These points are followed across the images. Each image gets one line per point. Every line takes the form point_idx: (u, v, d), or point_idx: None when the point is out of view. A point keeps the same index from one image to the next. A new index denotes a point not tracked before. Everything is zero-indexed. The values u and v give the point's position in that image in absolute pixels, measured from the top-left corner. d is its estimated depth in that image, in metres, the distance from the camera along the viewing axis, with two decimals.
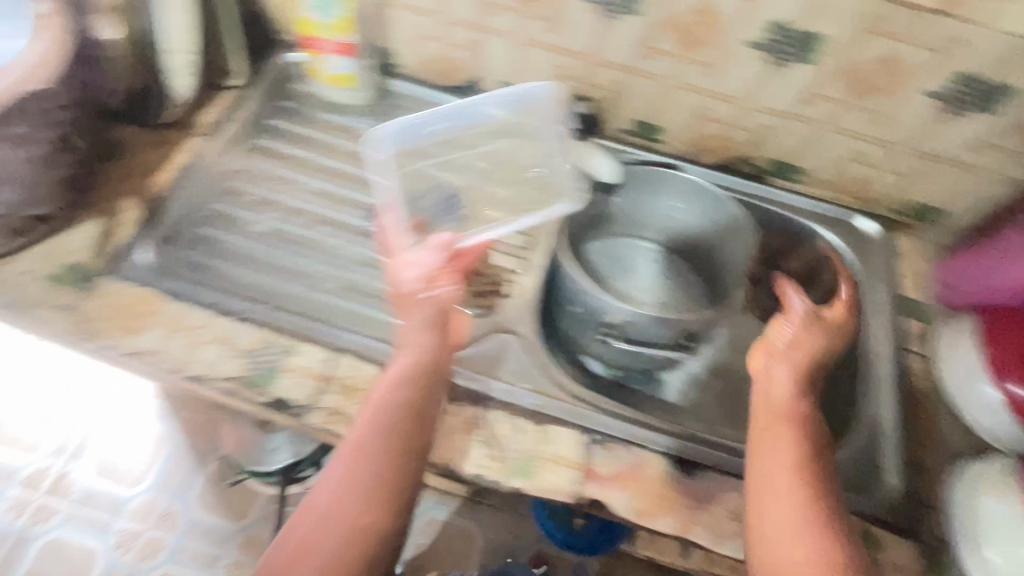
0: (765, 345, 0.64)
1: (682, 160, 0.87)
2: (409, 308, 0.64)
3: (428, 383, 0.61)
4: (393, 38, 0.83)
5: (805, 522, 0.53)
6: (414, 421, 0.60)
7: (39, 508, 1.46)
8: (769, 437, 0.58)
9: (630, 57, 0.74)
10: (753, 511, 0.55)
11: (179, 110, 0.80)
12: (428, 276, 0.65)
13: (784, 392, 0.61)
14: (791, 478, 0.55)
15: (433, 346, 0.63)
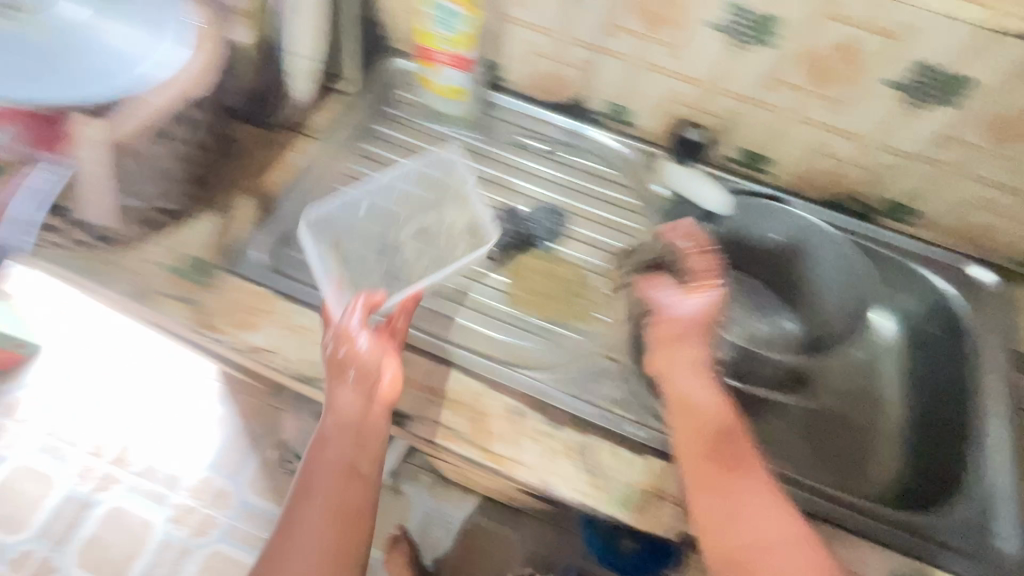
0: (670, 353, 0.62)
1: (788, 193, 0.84)
2: (352, 368, 0.62)
3: (369, 400, 0.62)
4: (506, 52, 0.83)
5: (774, 525, 0.53)
6: (368, 442, 0.62)
7: (104, 476, 1.54)
8: (695, 445, 0.57)
9: (755, 88, 0.72)
10: (703, 517, 0.54)
11: (294, 112, 0.83)
12: (343, 333, 0.63)
13: (707, 393, 0.59)
14: (735, 485, 0.55)
15: (370, 378, 0.62)
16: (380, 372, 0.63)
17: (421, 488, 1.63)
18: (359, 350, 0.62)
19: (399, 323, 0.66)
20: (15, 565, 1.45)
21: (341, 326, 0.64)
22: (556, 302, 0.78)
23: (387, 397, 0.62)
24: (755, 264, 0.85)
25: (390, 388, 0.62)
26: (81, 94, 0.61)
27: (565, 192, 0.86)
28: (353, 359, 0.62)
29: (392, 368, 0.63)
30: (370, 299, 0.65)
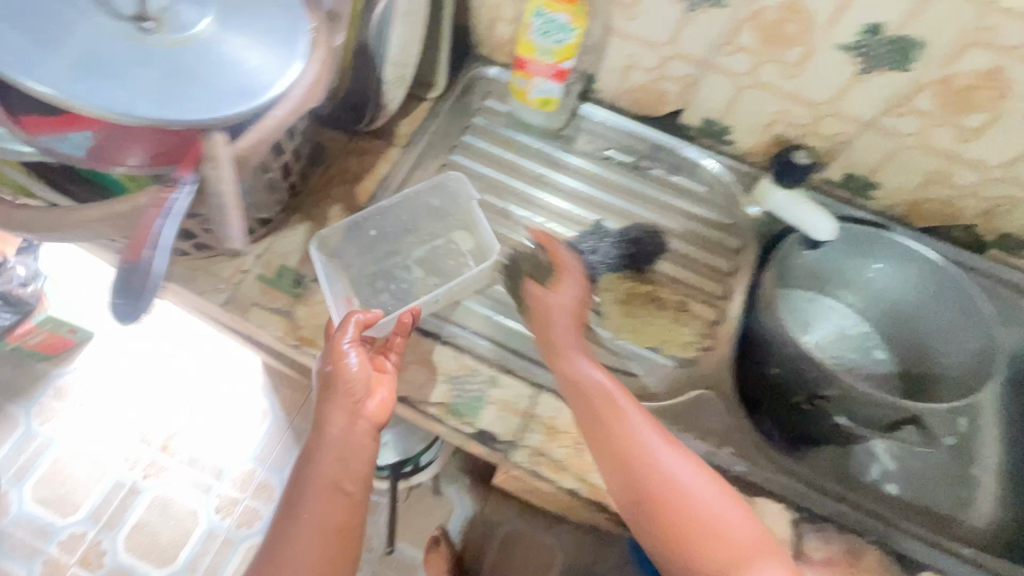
0: (553, 329, 0.67)
1: (891, 221, 0.82)
2: (340, 389, 0.61)
3: (355, 419, 0.61)
4: (603, 65, 0.80)
5: (646, 439, 0.60)
6: (356, 462, 0.60)
7: (151, 463, 1.49)
8: (608, 418, 0.61)
9: (874, 114, 0.69)
10: (652, 485, 0.59)
11: (383, 120, 0.81)
12: (335, 351, 0.62)
13: (594, 371, 0.64)
14: (616, 437, 0.60)
15: (357, 398, 0.61)
16: (367, 396, 0.62)
17: (461, 490, 1.58)
18: (350, 372, 0.61)
19: (399, 341, 0.66)
20: (65, 547, 1.40)
21: (334, 343, 0.62)
22: (655, 328, 0.74)
23: (374, 418, 0.62)
24: (851, 291, 0.84)
25: (376, 411, 0.62)
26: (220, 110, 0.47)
27: (655, 210, 0.84)
28: (339, 378, 0.61)
29: (383, 391, 0.62)
30: (364, 317, 0.64)
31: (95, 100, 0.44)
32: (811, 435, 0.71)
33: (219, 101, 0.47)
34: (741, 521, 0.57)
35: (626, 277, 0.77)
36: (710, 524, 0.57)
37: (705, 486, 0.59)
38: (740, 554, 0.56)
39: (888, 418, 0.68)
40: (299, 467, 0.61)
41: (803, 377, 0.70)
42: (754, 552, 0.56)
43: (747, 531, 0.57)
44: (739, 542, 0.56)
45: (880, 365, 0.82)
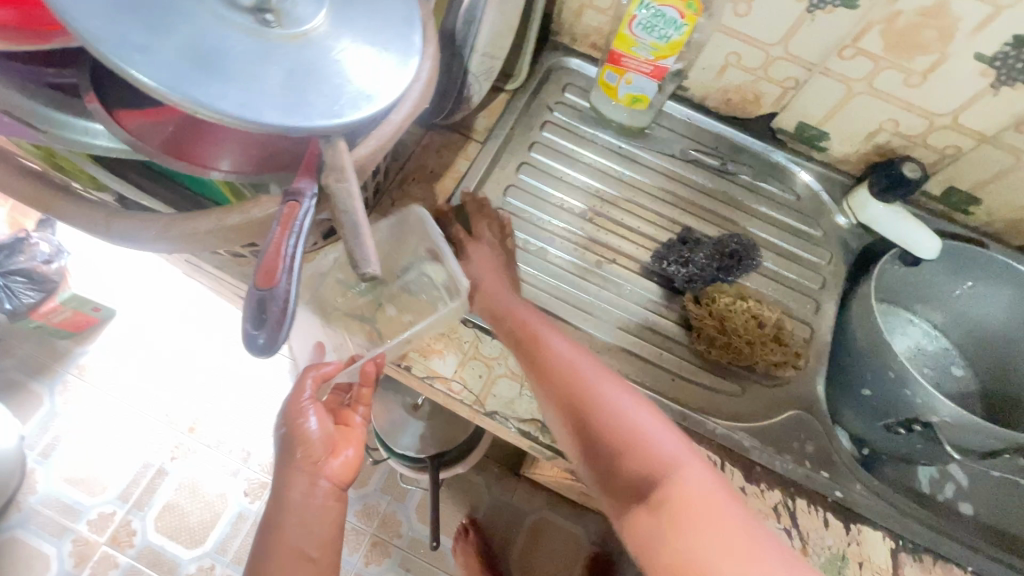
0: (486, 268, 0.67)
1: (987, 237, 0.78)
2: (301, 451, 0.59)
3: (315, 481, 0.58)
4: (697, 62, 0.76)
5: (563, 352, 0.59)
6: (319, 525, 0.58)
7: (179, 445, 1.38)
8: (529, 340, 0.61)
9: (996, 129, 0.65)
10: (584, 398, 0.56)
11: (464, 113, 0.76)
12: (293, 410, 0.61)
13: (511, 297, 0.64)
14: (538, 352, 0.59)
15: (319, 458, 0.59)
16: (329, 455, 0.60)
17: (489, 479, 1.42)
18: (310, 433, 0.60)
19: (365, 393, 0.65)
20: (95, 527, 1.30)
21: (292, 402, 0.61)
22: (751, 348, 0.69)
23: (338, 478, 0.60)
24: (937, 309, 0.81)
25: (340, 469, 0.60)
26: (323, 115, 0.42)
27: (741, 216, 0.79)
28: (299, 440, 0.60)
29: (349, 450, 0.61)
30: (320, 372, 0.62)
31: (213, 104, 0.39)
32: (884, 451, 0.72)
33: (344, 105, 0.42)
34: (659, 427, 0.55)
35: (720, 290, 0.72)
36: (625, 430, 0.54)
37: (621, 396, 0.56)
38: (658, 459, 0.52)
39: (993, 449, 0.64)
40: (260, 539, 0.58)
41: (903, 404, 0.67)
42: (674, 460, 0.52)
43: (669, 442, 0.54)
44: (658, 449, 0.53)
45: (961, 382, 0.80)
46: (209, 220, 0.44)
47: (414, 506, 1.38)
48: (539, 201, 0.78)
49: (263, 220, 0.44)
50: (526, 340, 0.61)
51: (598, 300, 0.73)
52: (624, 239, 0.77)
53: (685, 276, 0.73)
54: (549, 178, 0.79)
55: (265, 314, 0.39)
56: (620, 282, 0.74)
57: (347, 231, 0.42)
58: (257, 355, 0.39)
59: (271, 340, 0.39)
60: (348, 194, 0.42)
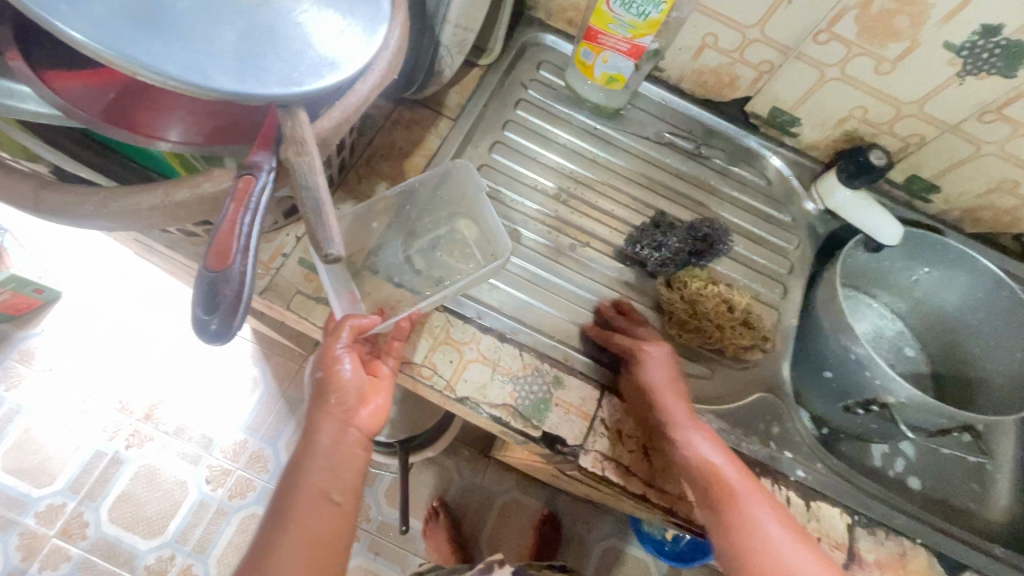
0: (666, 402, 0.62)
1: (943, 224, 0.81)
2: (333, 397, 0.55)
3: (346, 430, 0.55)
4: (674, 42, 0.75)
5: (765, 524, 0.56)
6: (346, 471, 0.55)
7: (134, 432, 1.31)
8: (719, 496, 0.57)
9: (960, 118, 0.67)
10: (779, 571, 0.55)
11: (434, 87, 0.73)
12: (327, 356, 0.55)
13: (698, 442, 0.60)
14: (728, 511, 0.57)
15: (351, 406, 0.56)
16: (361, 404, 0.56)
17: (460, 461, 1.41)
18: (344, 379, 0.55)
19: (397, 347, 0.60)
20: (43, 520, 1.23)
21: (326, 348, 0.55)
22: (721, 331, 0.69)
23: (368, 428, 0.57)
24: (894, 294, 0.84)
25: (371, 419, 0.57)
26: (282, 82, 0.38)
27: (715, 200, 0.79)
28: (332, 386, 0.55)
29: (380, 399, 0.57)
30: (359, 324, 0.57)
31: (155, 63, 0.35)
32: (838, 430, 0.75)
33: (303, 72, 0.39)
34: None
35: (690, 273, 0.71)
36: None
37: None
38: None
39: (941, 426, 0.67)
40: (284, 476, 0.55)
41: (863, 385, 0.69)
42: None
43: None
44: None
45: (913, 362, 0.84)
46: (154, 195, 0.41)
47: (383, 490, 1.37)
48: (511, 181, 0.75)
49: (215, 195, 0.41)
50: (722, 502, 0.57)
51: (571, 284, 0.72)
52: (599, 221, 0.76)
53: (660, 259, 0.72)
54: (522, 159, 0.77)
55: (215, 297, 0.36)
56: (593, 266, 0.74)
57: (310, 211, 0.39)
58: (210, 342, 0.36)
59: (225, 326, 0.35)
60: (310, 169, 0.39)
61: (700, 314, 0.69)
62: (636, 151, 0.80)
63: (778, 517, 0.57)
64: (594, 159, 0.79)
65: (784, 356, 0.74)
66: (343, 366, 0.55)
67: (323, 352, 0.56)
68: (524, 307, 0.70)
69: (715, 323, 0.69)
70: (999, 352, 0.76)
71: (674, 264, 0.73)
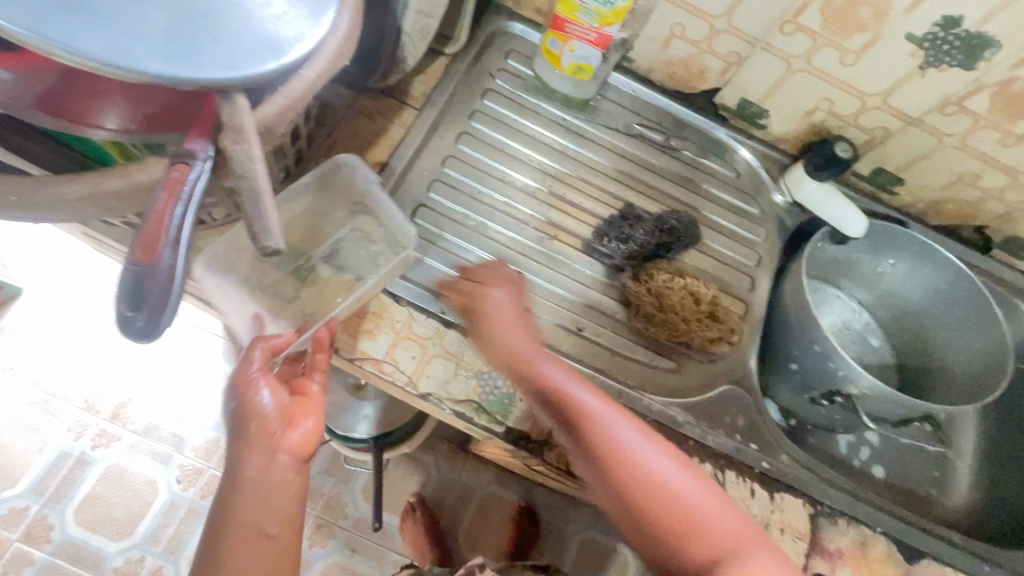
0: (518, 328, 0.60)
1: (909, 217, 0.81)
2: (255, 426, 0.55)
3: (272, 455, 0.54)
4: (643, 32, 0.74)
5: (624, 438, 0.56)
6: (277, 501, 0.54)
7: (101, 432, 1.27)
8: (578, 416, 0.56)
9: (923, 111, 0.67)
10: (642, 480, 0.55)
11: (397, 76, 0.71)
12: (240, 385, 0.56)
13: (551, 367, 0.59)
14: (589, 431, 0.56)
15: (275, 433, 0.55)
16: (288, 428, 0.56)
17: (438, 457, 1.40)
18: (264, 407, 0.55)
19: (322, 359, 0.59)
20: (6, 523, 1.19)
21: (239, 376, 0.56)
22: (688, 325, 0.70)
23: (299, 451, 0.55)
24: (861, 285, 0.84)
25: (300, 442, 0.56)
26: (216, 65, 0.36)
27: (685, 194, 0.79)
28: (252, 414, 0.55)
29: (308, 421, 0.57)
30: (272, 344, 0.57)
31: (74, 44, 0.33)
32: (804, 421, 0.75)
33: (241, 55, 0.37)
34: (721, 509, 0.55)
35: (659, 267, 0.72)
36: (686, 517, 0.54)
37: (686, 482, 0.55)
38: (725, 546, 0.52)
39: (902, 416, 0.68)
40: (213, 517, 0.54)
41: (826, 376, 0.69)
42: (743, 546, 0.52)
43: (735, 526, 0.54)
44: (727, 536, 0.53)
45: (879, 353, 0.84)
46: (83, 184, 0.39)
47: (360, 488, 1.35)
48: (477, 173, 0.74)
49: (148, 185, 0.38)
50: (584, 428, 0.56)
51: (538, 279, 0.71)
52: (567, 215, 0.75)
53: (630, 253, 0.72)
54: (490, 151, 0.75)
55: (141, 292, 0.34)
56: (561, 259, 0.73)
57: (247, 201, 0.39)
58: (138, 339, 0.34)
59: (152, 323, 0.34)
60: (248, 157, 0.38)
61: (665, 310, 0.69)
62: (607, 143, 0.79)
63: (634, 426, 0.57)
64: (563, 150, 0.78)
65: (752, 348, 0.74)
66: (261, 394, 0.56)
67: (235, 382, 0.56)
68: None
69: (682, 317, 0.69)
70: (959, 342, 0.77)
71: (641, 260, 0.73)
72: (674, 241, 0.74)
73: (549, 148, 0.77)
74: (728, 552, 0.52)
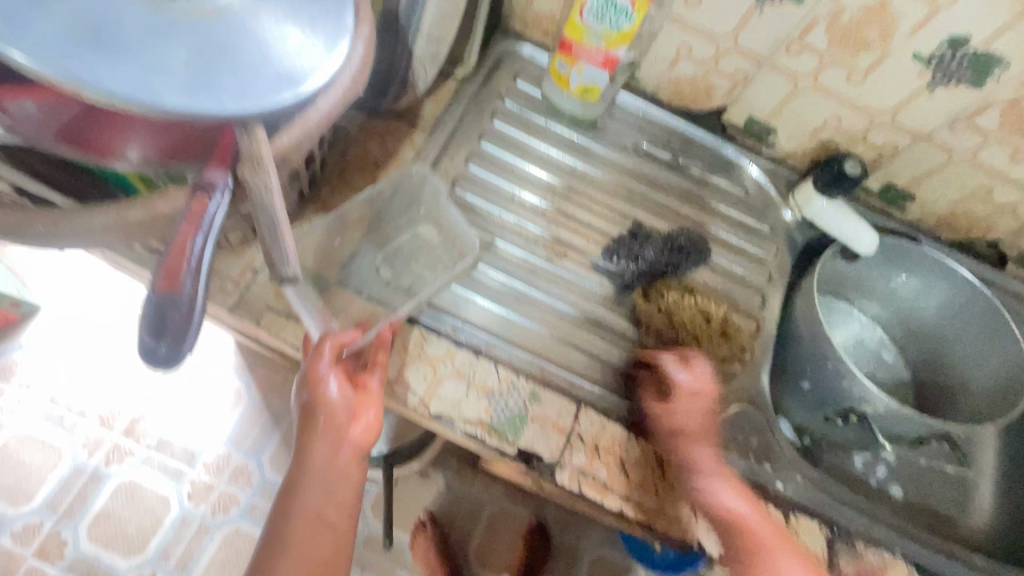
0: (686, 424, 0.63)
1: (920, 232, 0.81)
2: (322, 416, 0.59)
3: (339, 445, 0.59)
4: (649, 53, 0.75)
5: (744, 519, 0.59)
6: (340, 489, 0.58)
7: (115, 448, 1.29)
8: (729, 513, 0.59)
9: (932, 128, 0.67)
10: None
11: (408, 99, 0.73)
12: (310, 377, 0.58)
13: (707, 466, 0.61)
14: (727, 526, 0.59)
15: (342, 423, 0.59)
16: (351, 421, 0.59)
17: (447, 473, 1.40)
18: (330, 398, 0.59)
19: (382, 357, 0.60)
20: (20, 539, 1.20)
21: (308, 369, 0.58)
22: (698, 341, 0.69)
23: (359, 443, 0.59)
24: (873, 301, 0.84)
25: (363, 434, 0.60)
26: (236, 100, 0.37)
27: (695, 212, 0.79)
28: (320, 406, 0.59)
29: (368, 415, 0.59)
30: (340, 340, 0.59)
31: (98, 81, 0.34)
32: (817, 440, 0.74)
33: (260, 89, 0.38)
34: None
35: (667, 284, 0.72)
36: None
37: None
38: None
39: (917, 435, 0.67)
40: (283, 498, 0.58)
41: (841, 394, 0.68)
42: None
43: None
44: None
45: (893, 368, 0.84)
46: (105, 214, 0.40)
47: (369, 504, 1.35)
48: (487, 193, 0.75)
49: (169, 215, 0.39)
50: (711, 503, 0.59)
51: (548, 297, 0.71)
52: (577, 233, 0.75)
53: (638, 272, 0.73)
54: (500, 170, 0.76)
55: (163, 322, 0.34)
56: (570, 277, 0.73)
57: (263, 230, 0.39)
58: (159, 367, 0.34)
59: (176, 351, 0.34)
60: (266, 187, 0.38)
61: (676, 326, 0.69)
62: (616, 161, 0.80)
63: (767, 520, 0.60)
64: (572, 169, 0.79)
65: (764, 365, 0.74)
66: (331, 387, 0.59)
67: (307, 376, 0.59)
68: (498, 319, 0.68)
69: (692, 333, 0.69)
70: (975, 358, 0.76)
71: (650, 280, 0.73)
72: (682, 259, 0.74)
73: (558, 167, 0.78)
74: None
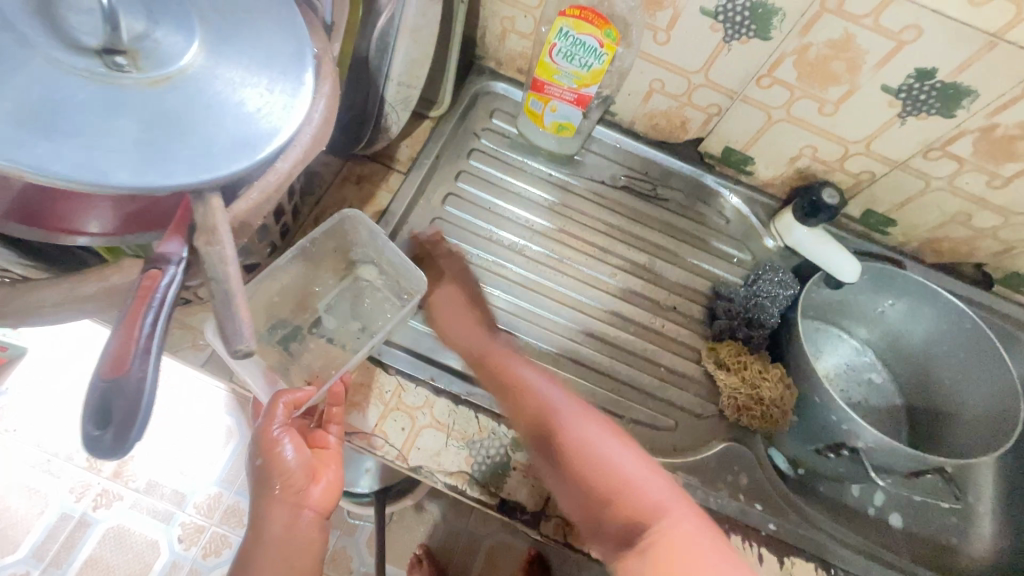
0: (447, 296, 0.67)
1: (904, 256, 0.80)
2: (279, 483, 0.55)
3: (299, 512, 0.55)
4: (623, 88, 0.75)
5: (555, 403, 0.57)
6: (301, 558, 0.55)
7: (103, 492, 1.26)
8: (508, 383, 0.60)
9: (906, 156, 0.67)
10: (570, 433, 0.54)
11: (383, 143, 0.73)
12: (265, 441, 0.54)
13: (502, 350, 0.62)
14: (522, 394, 0.58)
15: (302, 488, 0.56)
16: (311, 482, 0.56)
17: (443, 505, 1.37)
18: (287, 462, 0.55)
19: (338, 412, 0.59)
20: None
21: (262, 432, 0.54)
22: (763, 399, 0.67)
23: (322, 505, 0.57)
24: (862, 325, 0.83)
25: (322, 496, 0.57)
26: (183, 172, 0.36)
27: (674, 245, 0.79)
28: (276, 472, 0.55)
29: (330, 473, 0.58)
30: (294, 398, 0.55)
31: (42, 164, 0.33)
32: (812, 474, 0.72)
33: (212, 159, 0.38)
34: (641, 476, 0.52)
35: (730, 346, 0.72)
36: (616, 481, 0.52)
37: (617, 450, 0.54)
38: (644, 510, 0.50)
39: (913, 468, 0.66)
40: (238, 570, 0.55)
41: (830, 429, 0.67)
42: (663, 507, 0.50)
43: (659, 489, 0.51)
44: (647, 497, 0.51)
45: (885, 394, 0.82)
46: (59, 290, 0.39)
47: (365, 540, 1.32)
48: (465, 233, 0.74)
49: (124, 287, 0.38)
50: (505, 381, 0.60)
51: (525, 335, 0.70)
52: (556, 272, 0.74)
53: (726, 309, 0.74)
54: (477, 210, 0.76)
55: (109, 409, 0.33)
56: (547, 315, 0.72)
57: (219, 302, 0.37)
58: (103, 458, 0.33)
59: (121, 440, 0.33)
60: (221, 258, 0.37)
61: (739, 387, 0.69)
62: (597, 197, 0.80)
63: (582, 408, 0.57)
64: (551, 206, 0.78)
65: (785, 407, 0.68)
66: (288, 451, 0.55)
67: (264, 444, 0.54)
68: None
69: (758, 392, 0.68)
70: (967, 383, 0.75)
71: (727, 318, 0.73)
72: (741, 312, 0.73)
73: (535, 204, 0.78)
74: (653, 516, 0.49)
